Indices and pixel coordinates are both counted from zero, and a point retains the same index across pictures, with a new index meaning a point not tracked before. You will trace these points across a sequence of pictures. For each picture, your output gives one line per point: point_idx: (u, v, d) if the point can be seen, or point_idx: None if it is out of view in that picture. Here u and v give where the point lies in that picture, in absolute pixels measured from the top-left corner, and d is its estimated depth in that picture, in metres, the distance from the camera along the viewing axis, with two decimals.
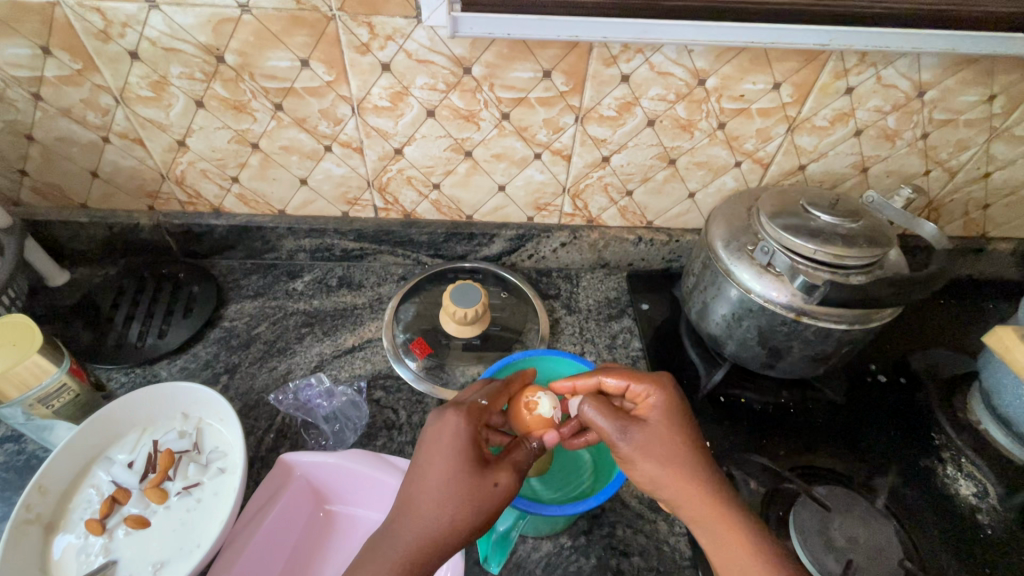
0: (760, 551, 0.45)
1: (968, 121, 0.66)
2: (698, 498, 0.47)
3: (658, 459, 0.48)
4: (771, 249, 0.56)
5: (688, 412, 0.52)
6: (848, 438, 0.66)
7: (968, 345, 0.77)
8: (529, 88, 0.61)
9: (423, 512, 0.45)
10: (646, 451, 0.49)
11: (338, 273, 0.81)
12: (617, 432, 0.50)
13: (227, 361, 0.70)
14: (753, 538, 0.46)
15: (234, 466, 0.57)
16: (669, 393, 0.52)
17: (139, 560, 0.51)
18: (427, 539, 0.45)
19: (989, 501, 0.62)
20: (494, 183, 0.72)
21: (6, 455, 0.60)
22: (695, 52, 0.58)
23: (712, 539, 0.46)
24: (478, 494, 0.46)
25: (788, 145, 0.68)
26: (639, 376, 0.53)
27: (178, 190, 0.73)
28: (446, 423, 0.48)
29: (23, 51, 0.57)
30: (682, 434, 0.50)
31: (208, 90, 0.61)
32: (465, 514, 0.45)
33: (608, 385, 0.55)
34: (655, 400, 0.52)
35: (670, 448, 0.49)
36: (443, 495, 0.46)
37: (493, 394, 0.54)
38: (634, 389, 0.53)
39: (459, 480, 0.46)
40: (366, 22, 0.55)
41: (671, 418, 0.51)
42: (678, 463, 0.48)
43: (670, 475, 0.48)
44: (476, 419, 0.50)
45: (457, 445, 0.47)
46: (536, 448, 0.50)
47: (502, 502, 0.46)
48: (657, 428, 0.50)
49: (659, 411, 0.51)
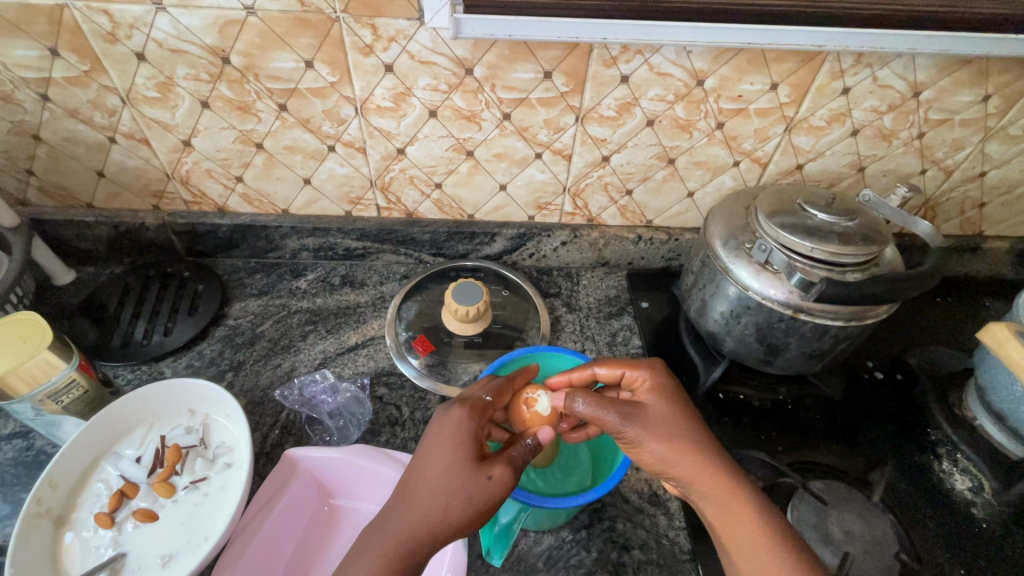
0: (768, 524, 0.46)
1: (963, 121, 0.67)
2: (706, 473, 0.48)
3: (664, 437, 0.49)
4: (769, 246, 0.57)
5: (682, 395, 0.53)
6: (845, 434, 0.67)
7: (964, 342, 0.78)
8: (530, 88, 0.62)
9: (417, 501, 0.46)
10: (651, 430, 0.49)
11: (341, 272, 0.82)
12: (621, 417, 0.50)
13: (232, 359, 0.71)
14: (761, 512, 0.47)
15: (240, 461, 0.57)
16: (661, 376, 0.54)
17: (148, 553, 0.52)
18: (418, 528, 0.45)
19: (984, 496, 0.63)
20: (495, 182, 0.73)
21: (15, 452, 0.61)
22: (693, 53, 0.59)
23: (723, 514, 0.47)
24: (471, 486, 0.46)
25: (786, 144, 0.69)
26: (634, 363, 0.55)
27: (183, 190, 0.74)
28: (450, 417, 0.50)
29: (32, 52, 0.58)
30: (682, 415, 0.51)
31: (213, 90, 0.62)
32: (457, 505, 0.46)
33: (602, 374, 0.57)
34: (651, 383, 0.54)
35: (675, 426, 0.50)
36: (437, 485, 0.46)
37: (497, 390, 0.55)
38: (629, 376, 0.55)
39: (453, 471, 0.47)
40: (369, 24, 0.56)
41: (670, 400, 0.52)
42: (685, 440, 0.49)
43: (676, 452, 0.49)
44: (477, 414, 0.51)
45: (455, 437, 0.49)
46: (531, 445, 0.50)
47: (494, 497, 0.46)
48: (659, 408, 0.51)
49: (658, 393, 0.53)
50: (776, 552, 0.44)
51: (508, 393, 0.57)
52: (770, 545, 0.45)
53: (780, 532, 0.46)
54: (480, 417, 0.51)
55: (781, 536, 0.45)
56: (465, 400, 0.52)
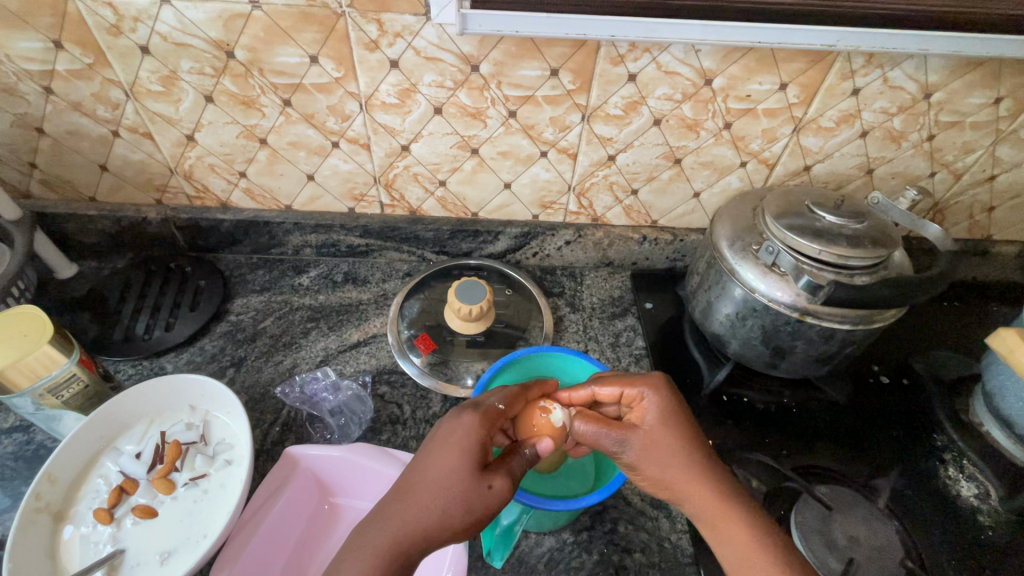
0: (762, 543, 0.45)
1: (974, 123, 0.66)
2: (697, 494, 0.48)
3: (659, 462, 0.49)
4: (776, 248, 0.57)
5: (686, 414, 0.52)
6: (851, 439, 0.66)
7: (971, 347, 0.78)
8: (536, 86, 0.62)
9: (416, 503, 0.46)
10: (647, 455, 0.50)
11: (344, 269, 0.82)
12: (616, 443, 0.51)
13: (233, 355, 0.71)
14: (757, 531, 0.46)
15: (240, 458, 0.57)
16: (662, 396, 0.52)
17: (147, 549, 0.52)
18: (414, 530, 0.45)
19: (990, 503, 0.62)
20: (500, 181, 0.73)
21: (15, 446, 0.61)
22: (702, 52, 0.58)
23: (717, 535, 0.47)
24: (471, 493, 0.46)
25: (794, 145, 0.68)
26: (631, 381, 0.54)
27: (186, 184, 0.73)
28: (461, 422, 0.49)
29: (36, 45, 0.57)
30: (679, 438, 0.50)
31: (218, 85, 0.62)
32: (456, 510, 0.45)
33: (602, 395, 0.55)
34: (651, 402, 0.52)
35: (668, 450, 0.50)
36: (438, 487, 0.46)
37: (510, 399, 0.54)
38: (626, 394, 0.54)
39: (456, 476, 0.46)
40: (375, 19, 0.56)
41: (668, 421, 0.51)
42: (680, 463, 0.49)
43: (670, 475, 0.49)
44: (486, 421, 0.50)
45: (461, 441, 0.48)
46: (529, 457, 0.50)
47: (492, 506, 0.46)
48: (656, 431, 0.51)
49: (657, 413, 0.51)
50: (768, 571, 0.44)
51: (521, 403, 0.55)
52: (760, 562, 0.44)
53: (777, 551, 0.44)
54: (489, 423, 0.50)
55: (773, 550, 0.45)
56: (479, 406, 0.51)
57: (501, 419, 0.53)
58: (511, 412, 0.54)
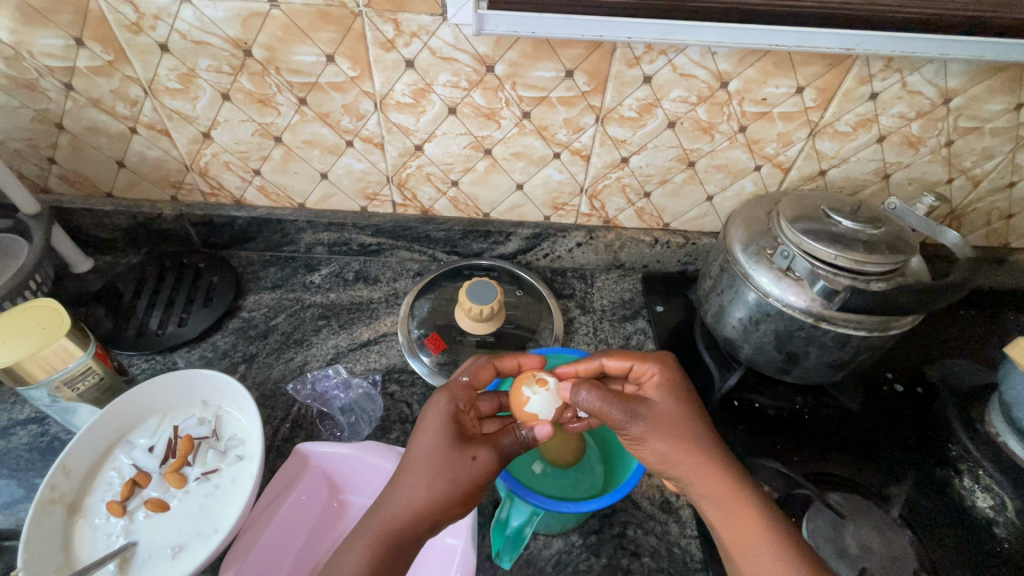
0: (770, 527, 0.45)
1: (993, 129, 0.65)
2: (705, 474, 0.47)
3: (668, 436, 0.48)
4: (791, 253, 0.57)
5: (691, 394, 0.52)
6: (864, 448, 0.65)
7: (988, 357, 0.76)
8: (550, 87, 0.62)
9: (405, 483, 0.46)
10: (656, 427, 0.49)
11: (355, 267, 0.82)
12: (625, 414, 0.50)
13: (245, 351, 0.71)
14: (765, 516, 0.45)
15: (252, 454, 0.57)
16: (670, 371, 0.53)
17: (158, 543, 0.52)
18: (403, 511, 0.45)
19: (1007, 515, 0.61)
20: (512, 181, 0.73)
21: (31, 437, 0.62)
22: (718, 55, 0.58)
23: (727, 519, 0.46)
24: (454, 467, 0.46)
25: (809, 149, 0.68)
26: (644, 357, 0.54)
27: (201, 181, 0.74)
28: (433, 403, 0.50)
29: (58, 42, 0.58)
30: (688, 416, 0.50)
31: (235, 83, 0.62)
32: (441, 486, 0.45)
33: (611, 366, 0.56)
34: (660, 378, 0.53)
35: (677, 425, 0.49)
36: (422, 466, 0.46)
37: (475, 371, 0.55)
38: (638, 369, 0.54)
39: (438, 452, 0.47)
40: (392, 18, 0.56)
41: (677, 397, 0.51)
42: (687, 439, 0.48)
43: (680, 451, 0.48)
44: (459, 398, 0.51)
45: (438, 420, 0.49)
46: (525, 438, 0.51)
47: (478, 479, 0.46)
48: (664, 405, 0.51)
49: (667, 389, 0.52)
50: (776, 553, 0.43)
51: (490, 372, 0.56)
52: (770, 545, 0.44)
53: (786, 536, 0.44)
54: (462, 400, 0.52)
55: (784, 537, 0.44)
56: (449, 385, 0.52)
57: (472, 393, 0.54)
58: (478, 383, 0.55)
